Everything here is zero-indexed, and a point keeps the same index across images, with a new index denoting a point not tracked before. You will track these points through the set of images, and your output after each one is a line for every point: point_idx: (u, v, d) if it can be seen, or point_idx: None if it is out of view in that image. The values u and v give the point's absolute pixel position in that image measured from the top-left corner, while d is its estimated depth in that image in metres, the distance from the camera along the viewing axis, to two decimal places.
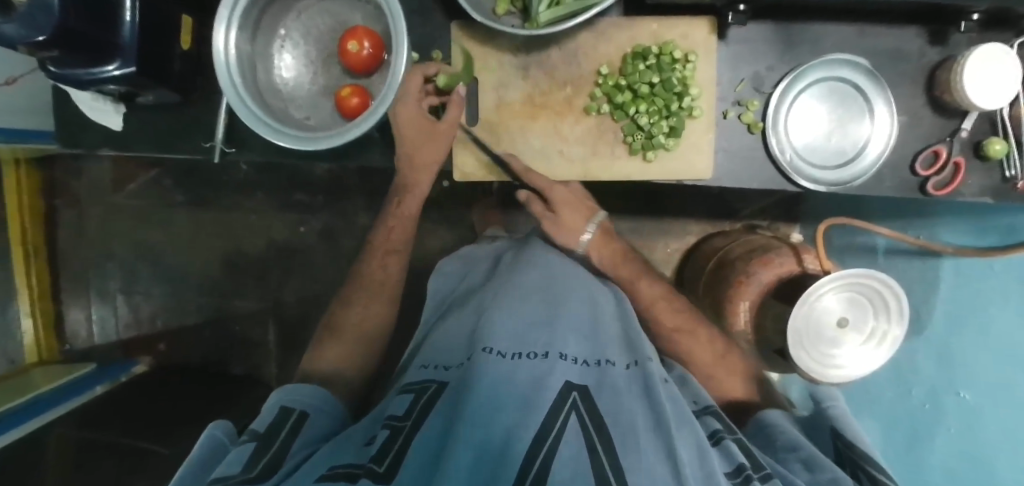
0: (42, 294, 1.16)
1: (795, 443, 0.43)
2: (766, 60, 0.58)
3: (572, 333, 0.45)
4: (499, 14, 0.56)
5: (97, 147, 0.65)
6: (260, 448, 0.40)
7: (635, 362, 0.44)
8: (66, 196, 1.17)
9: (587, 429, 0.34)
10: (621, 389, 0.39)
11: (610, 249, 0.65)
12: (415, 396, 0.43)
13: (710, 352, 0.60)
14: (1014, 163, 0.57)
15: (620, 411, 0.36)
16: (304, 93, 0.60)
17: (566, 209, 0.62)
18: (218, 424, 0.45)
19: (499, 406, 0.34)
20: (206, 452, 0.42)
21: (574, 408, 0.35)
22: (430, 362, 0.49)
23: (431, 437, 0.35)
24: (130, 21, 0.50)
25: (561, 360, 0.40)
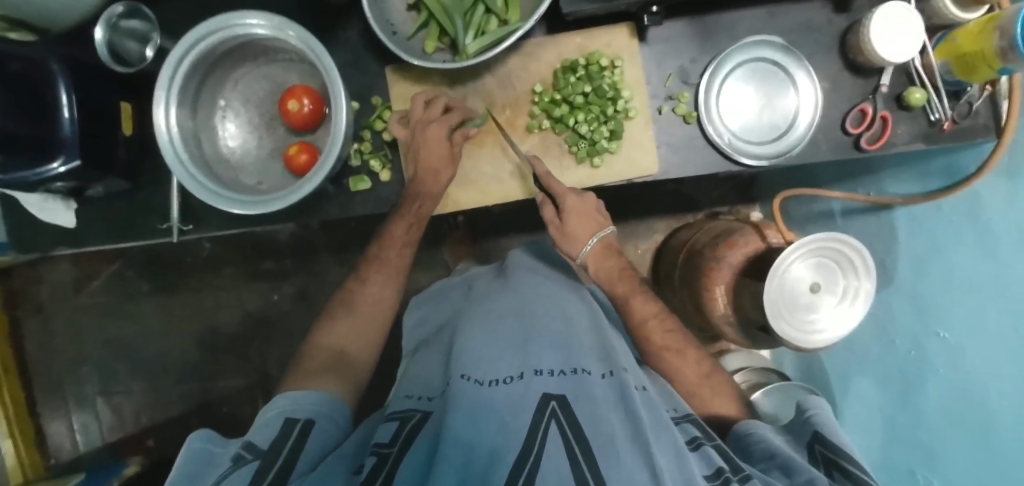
0: (19, 411, 1.12)
1: (770, 449, 0.43)
2: (689, 53, 0.61)
3: (546, 348, 0.46)
4: (429, 52, 0.58)
5: (52, 248, 0.64)
6: (264, 468, 0.39)
7: (611, 372, 0.44)
8: (29, 306, 1.14)
9: (567, 437, 0.34)
10: (598, 396, 0.40)
11: (614, 265, 0.62)
12: (399, 423, 0.43)
13: (657, 339, 0.59)
14: (936, 107, 0.61)
15: (598, 419, 0.36)
16: (252, 158, 0.61)
17: (576, 217, 0.60)
18: (202, 434, 0.44)
19: (477, 430, 0.35)
20: (196, 464, 0.41)
21: (553, 418, 0.36)
22: (413, 393, 0.49)
23: (415, 466, 0.36)
24: (69, 116, 0.51)
25: (537, 376, 0.41)
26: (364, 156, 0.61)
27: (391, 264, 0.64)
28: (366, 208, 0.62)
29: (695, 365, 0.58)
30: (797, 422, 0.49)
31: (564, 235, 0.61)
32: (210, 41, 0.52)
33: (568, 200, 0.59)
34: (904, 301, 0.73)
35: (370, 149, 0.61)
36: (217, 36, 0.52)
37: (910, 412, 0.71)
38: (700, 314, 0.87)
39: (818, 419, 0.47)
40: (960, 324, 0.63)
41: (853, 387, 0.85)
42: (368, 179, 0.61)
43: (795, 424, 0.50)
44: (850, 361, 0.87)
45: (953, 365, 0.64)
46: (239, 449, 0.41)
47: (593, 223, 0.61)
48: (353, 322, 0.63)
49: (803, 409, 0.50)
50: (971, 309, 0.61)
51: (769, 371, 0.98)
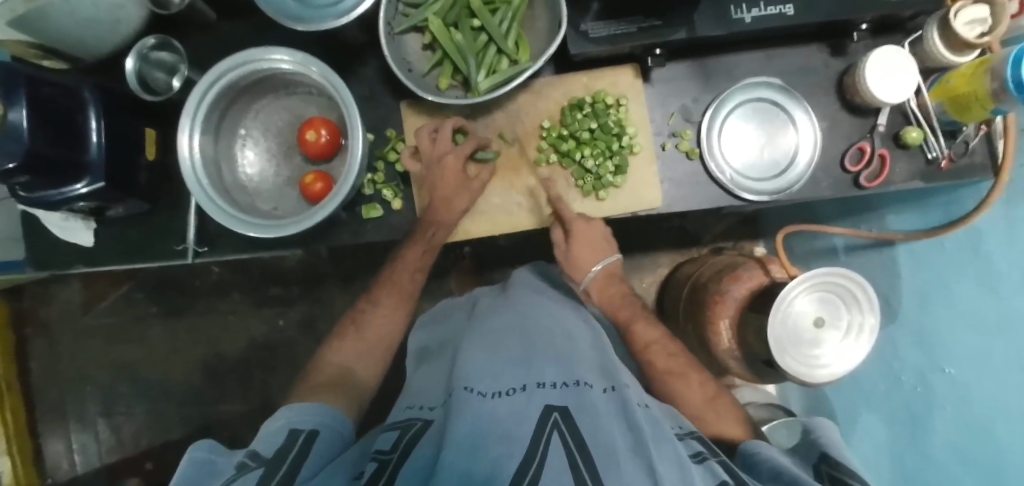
0: (19, 430, 1.12)
1: (775, 467, 0.42)
2: (691, 93, 0.63)
3: (549, 363, 0.47)
4: (442, 89, 0.60)
5: (69, 265, 0.66)
6: (271, 473, 0.37)
7: (612, 387, 0.45)
8: (38, 325, 1.15)
9: (569, 448, 0.35)
10: (599, 409, 0.40)
11: (617, 290, 0.67)
12: (401, 431, 0.43)
13: (661, 363, 0.60)
14: (934, 146, 0.63)
15: (599, 431, 0.37)
16: (269, 185, 0.63)
17: (580, 245, 0.63)
18: (204, 444, 0.43)
19: (480, 437, 0.35)
20: (195, 473, 0.39)
21: (555, 428, 0.37)
22: (414, 403, 0.49)
23: (417, 468, 0.36)
24: (96, 141, 0.54)
25: (539, 389, 0.42)
26: (377, 186, 0.63)
27: (397, 291, 0.66)
28: (377, 235, 0.64)
29: (700, 389, 0.58)
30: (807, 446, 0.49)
31: (569, 259, 0.65)
32: (235, 74, 0.55)
33: (577, 227, 0.62)
34: (908, 338, 0.73)
35: (382, 180, 0.63)
36: (243, 69, 0.55)
37: (920, 449, 0.70)
38: (705, 348, 0.87)
39: (829, 442, 0.47)
40: (964, 357, 0.63)
41: (862, 423, 0.83)
42: (379, 208, 0.63)
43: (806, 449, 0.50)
44: (855, 395, 0.87)
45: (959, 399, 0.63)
46: (243, 457, 0.40)
47: (598, 251, 0.64)
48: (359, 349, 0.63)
49: (813, 432, 0.49)
50: (973, 341, 0.61)
51: (775, 408, 0.97)
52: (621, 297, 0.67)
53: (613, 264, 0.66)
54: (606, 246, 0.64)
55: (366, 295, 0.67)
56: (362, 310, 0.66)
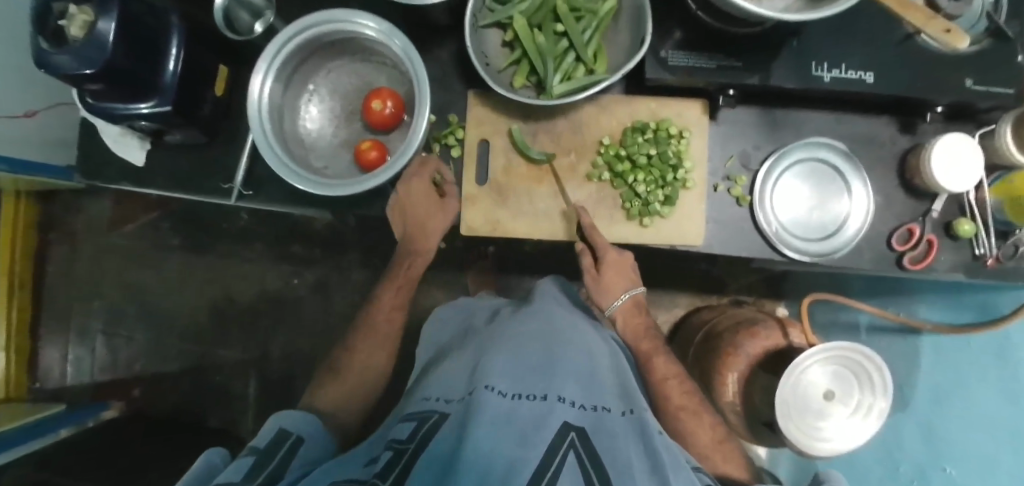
0: (21, 329, 1.13)
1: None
2: (753, 140, 0.63)
3: (570, 377, 0.46)
4: (516, 86, 0.61)
5: (115, 181, 0.67)
6: (258, 465, 0.41)
7: (631, 411, 0.47)
8: (62, 231, 1.17)
9: (586, 469, 0.37)
10: (617, 433, 0.42)
11: (639, 321, 0.65)
12: (417, 423, 0.43)
13: (676, 398, 0.60)
14: (983, 242, 0.61)
15: (615, 453, 0.39)
16: (325, 143, 0.64)
17: (612, 273, 0.63)
18: (214, 451, 0.43)
19: (500, 437, 0.36)
20: (204, 473, 0.40)
21: (572, 446, 0.38)
22: (433, 395, 0.48)
23: (434, 458, 0.36)
24: (172, 68, 0.55)
25: (560, 403, 0.42)
26: (428, 167, 0.64)
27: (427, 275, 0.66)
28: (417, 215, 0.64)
29: (710, 430, 0.59)
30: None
31: (597, 287, 0.64)
32: (316, 31, 0.56)
33: (608, 256, 0.61)
34: (915, 430, 0.72)
35: (435, 162, 0.64)
36: (327, 27, 0.56)
37: None
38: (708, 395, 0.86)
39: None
40: (966, 460, 0.63)
41: None
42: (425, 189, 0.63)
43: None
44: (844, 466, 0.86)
45: None
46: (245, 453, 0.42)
47: (626, 279, 0.64)
48: None
49: None
50: (984, 446, 0.60)
51: None
52: (644, 329, 0.65)
53: (636, 296, 0.66)
54: (632, 280, 0.64)
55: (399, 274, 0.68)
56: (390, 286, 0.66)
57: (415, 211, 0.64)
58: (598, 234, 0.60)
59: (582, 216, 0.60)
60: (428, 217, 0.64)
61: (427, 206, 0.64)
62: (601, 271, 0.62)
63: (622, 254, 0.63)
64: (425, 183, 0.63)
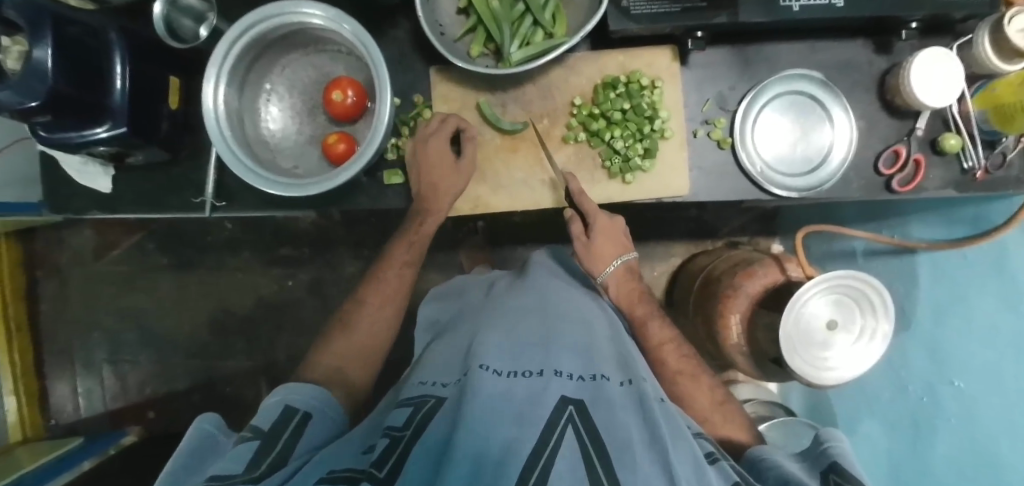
0: (26, 370, 1.13)
1: (785, 476, 0.42)
2: (728, 80, 0.62)
3: (565, 351, 0.48)
4: (473, 56, 0.59)
5: (85, 211, 0.65)
6: (264, 449, 0.40)
7: (629, 381, 0.46)
8: (49, 267, 1.16)
9: (585, 442, 0.35)
10: (615, 403, 0.41)
11: (633, 287, 0.65)
12: (413, 409, 0.44)
13: (672, 362, 0.61)
14: (970, 155, 0.60)
15: (614, 426, 0.38)
16: (291, 143, 0.62)
17: (602, 237, 0.62)
18: (208, 418, 0.46)
19: (495, 415, 0.36)
20: (197, 447, 0.42)
21: (570, 421, 0.37)
22: (428, 379, 0.51)
23: (429, 445, 0.36)
24: (120, 86, 0.52)
25: (556, 377, 0.43)
26: (400, 152, 0.63)
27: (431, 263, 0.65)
28: (397, 202, 0.63)
29: (710, 392, 0.59)
30: (812, 452, 0.49)
31: (588, 253, 0.63)
32: (262, 28, 0.54)
33: (598, 220, 0.61)
34: (921, 348, 0.72)
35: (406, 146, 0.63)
36: (272, 21, 0.53)
37: (917, 458, 0.70)
38: (712, 341, 0.87)
39: (835, 453, 0.46)
40: (976, 375, 0.62)
41: (862, 427, 0.83)
42: (400, 175, 0.62)
43: (810, 456, 0.49)
44: (859, 401, 0.86)
45: (966, 414, 0.63)
46: (242, 431, 0.43)
47: (617, 245, 0.63)
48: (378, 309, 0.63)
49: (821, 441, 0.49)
50: (991, 361, 0.59)
51: (775, 405, 0.98)
52: (637, 296, 0.64)
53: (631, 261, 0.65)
54: (627, 243, 0.64)
55: (392, 261, 0.67)
56: (390, 278, 0.66)
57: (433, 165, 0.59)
58: (584, 195, 0.59)
59: (569, 181, 0.59)
60: (441, 176, 0.59)
61: (445, 165, 0.59)
62: (592, 236, 0.62)
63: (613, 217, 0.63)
64: (444, 146, 0.59)
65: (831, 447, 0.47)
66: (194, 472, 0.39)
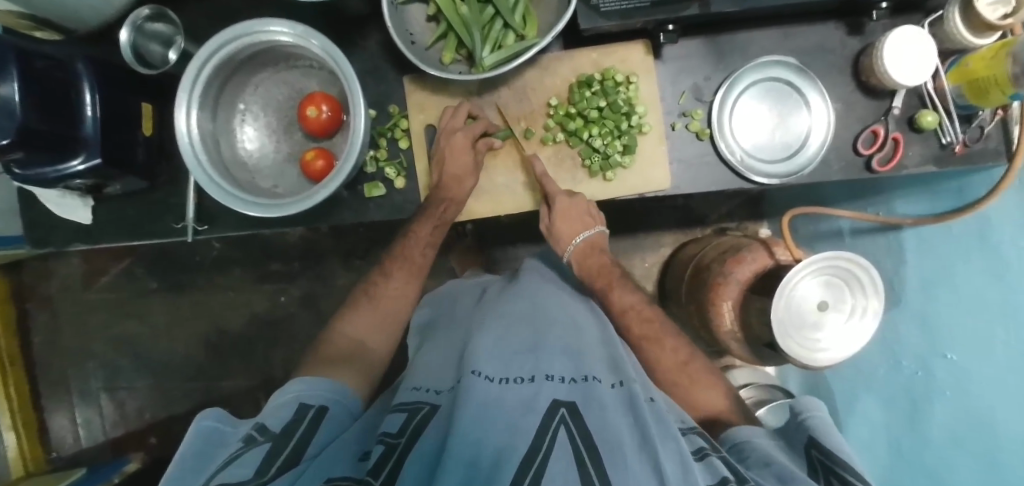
0: (23, 404, 1.13)
1: (767, 457, 0.42)
2: (703, 71, 0.61)
3: (556, 356, 0.49)
4: (445, 63, 0.59)
5: (67, 244, 0.65)
6: (275, 451, 0.39)
7: (620, 382, 0.47)
8: (39, 299, 1.15)
9: (575, 442, 0.37)
10: (607, 404, 0.42)
11: (597, 260, 0.65)
12: (407, 415, 0.44)
13: (637, 328, 0.61)
14: (948, 130, 0.61)
15: (607, 427, 0.39)
16: (269, 162, 0.62)
17: (563, 217, 0.61)
18: (212, 413, 0.44)
19: (487, 422, 0.38)
20: (204, 442, 0.41)
21: (562, 423, 0.38)
22: (421, 385, 0.51)
23: (426, 451, 0.37)
24: (91, 115, 0.52)
25: (547, 382, 0.44)
26: (379, 164, 0.62)
27: (417, 273, 0.66)
28: (380, 214, 0.63)
29: (673, 354, 0.58)
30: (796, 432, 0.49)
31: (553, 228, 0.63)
32: (233, 46, 0.53)
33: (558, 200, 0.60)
34: (913, 323, 0.72)
35: (385, 157, 0.62)
36: (242, 41, 0.53)
37: (915, 434, 0.71)
38: (706, 329, 0.87)
39: (812, 424, 0.48)
40: (969, 347, 0.62)
41: (859, 406, 0.84)
42: (382, 186, 0.62)
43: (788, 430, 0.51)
44: (855, 379, 0.86)
45: (960, 385, 0.64)
46: (251, 429, 0.42)
47: (582, 222, 0.62)
48: (377, 323, 0.63)
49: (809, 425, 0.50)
50: (982, 330, 0.60)
51: (773, 387, 0.99)
52: (602, 268, 0.65)
53: (597, 236, 0.64)
54: (591, 220, 0.63)
55: (379, 272, 0.66)
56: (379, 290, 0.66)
57: (452, 164, 0.59)
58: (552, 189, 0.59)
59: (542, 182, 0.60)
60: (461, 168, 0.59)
61: (463, 156, 0.59)
62: (553, 219, 0.62)
63: (574, 196, 0.61)
64: (466, 140, 0.59)
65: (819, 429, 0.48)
66: (200, 470, 0.38)
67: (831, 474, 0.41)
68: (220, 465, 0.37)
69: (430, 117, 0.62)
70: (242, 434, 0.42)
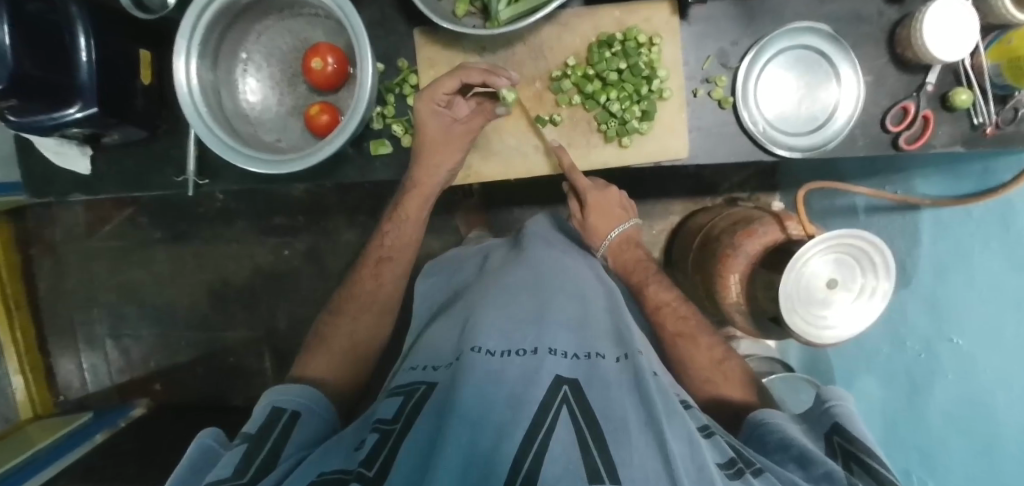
0: (30, 348, 1.14)
1: (785, 441, 0.44)
2: (730, 36, 0.58)
3: (560, 330, 0.49)
4: (459, 16, 0.56)
5: (67, 194, 0.63)
6: (250, 454, 0.40)
7: (625, 355, 0.48)
8: (42, 246, 1.15)
9: (577, 421, 0.37)
10: (610, 381, 0.43)
11: (631, 256, 0.70)
12: (404, 398, 0.45)
13: (671, 325, 0.64)
14: (981, 110, 0.57)
15: (609, 405, 0.39)
16: (272, 115, 0.59)
17: (596, 213, 0.68)
18: (209, 432, 0.45)
19: (487, 403, 0.38)
20: (199, 459, 0.41)
21: (564, 400, 0.39)
22: (419, 364, 0.52)
23: (422, 438, 0.37)
24: (86, 60, 0.49)
25: (550, 355, 0.44)
26: (386, 121, 0.60)
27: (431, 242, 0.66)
28: (386, 174, 0.61)
29: (708, 352, 0.61)
30: (815, 411, 0.50)
31: (587, 227, 0.70)
32: None
33: (589, 195, 0.67)
34: (920, 306, 0.72)
35: (392, 114, 0.60)
36: None
37: (912, 414, 0.73)
38: (712, 300, 0.87)
39: (838, 411, 0.48)
40: (980, 334, 0.63)
41: (856, 384, 0.85)
42: (388, 144, 0.60)
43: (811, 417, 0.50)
44: (854, 357, 0.86)
45: (962, 371, 0.65)
46: (236, 440, 0.43)
47: (613, 216, 0.69)
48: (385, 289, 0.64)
49: (823, 399, 0.50)
50: (996, 318, 0.60)
51: (774, 361, 1.00)
52: (636, 263, 0.69)
53: (631, 229, 0.70)
54: (621, 212, 0.69)
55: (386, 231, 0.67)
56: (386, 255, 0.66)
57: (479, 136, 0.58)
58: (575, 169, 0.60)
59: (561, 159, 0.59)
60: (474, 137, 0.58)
61: None
62: (586, 212, 0.68)
63: (605, 189, 0.68)
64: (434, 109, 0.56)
65: (834, 407, 0.48)
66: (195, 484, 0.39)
67: (847, 452, 0.43)
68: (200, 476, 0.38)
69: (440, 69, 0.59)
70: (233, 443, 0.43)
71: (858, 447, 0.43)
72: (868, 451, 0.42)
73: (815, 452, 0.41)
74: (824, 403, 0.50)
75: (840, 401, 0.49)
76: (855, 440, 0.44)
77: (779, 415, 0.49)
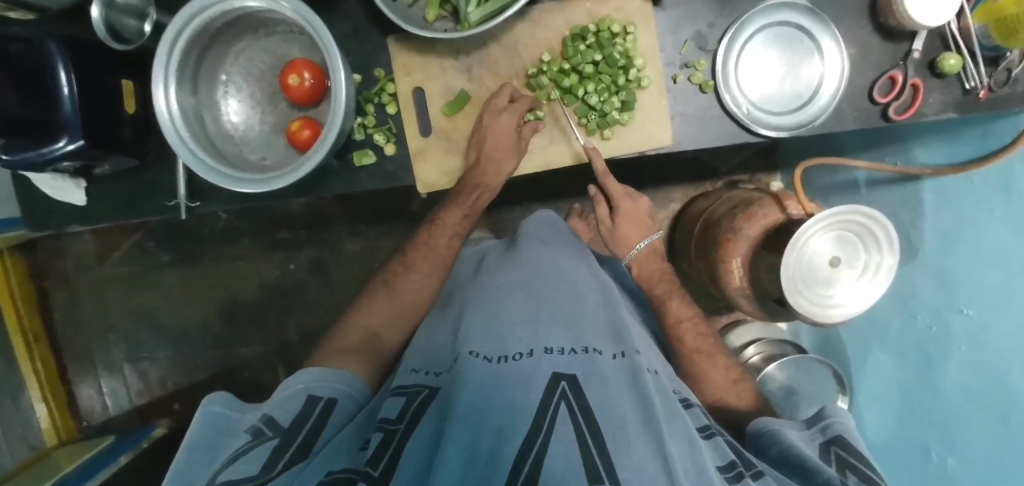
0: (51, 377, 1.16)
1: (786, 452, 0.45)
2: (706, 18, 0.57)
3: (557, 327, 0.48)
4: (429, 20, 0.56)
5: (66, 226, 0.65)
6: (282, 447, 0.40)
7: (622, 353, 0.48)
8: (55, 276, 1.18)
9: (576, 419, 0.36)
10: (608, 378, 0.43)
11: (656, 268, 0.71)
12: (407, 399, 0.45)
13: (689, 341, 0.65)
14: (972, 74, 0.55)
15: (607, 402, 0.39)
16: (256, 134, 0.60)
17: (626, 220, 0.71)
18: (217, 397, 0.46)
19: (484, 403, 0.37)
20: (209, 428, 0.43)
21: (563, 397, 0.38)
22: (419, 367, 0.52)
23: (422, 441, 0.37)
24: (68, 93, 0.50)
25: (546, 354, 0.44)
26: (368, 131, 0.60)
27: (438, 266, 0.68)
28: (372, 183, 0.61)
29: (725, 371, 0.63)
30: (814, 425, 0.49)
31: (614, 234, 0.72)
32: (207, 15, 0.51)
33: (622, 203, 0.71)
34: (927, 279, 0.70)
35: (373, 124, 0.60)
36: (213, 10, 0.51)
37: (927, 391, 0.71)
38: (716, 286, 0.86)
39: (839, 428, 0.47)
40: (989, 303, 0.60)
41: (871, 361, 0.83)
42: (372, 154, 0.60)
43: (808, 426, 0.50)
44: (865, 334, 0.84)
45: (974, 342, 0.63)
46: (258, 422, 0.43)
47: (642, 226, 0.71)
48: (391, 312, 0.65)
49: (822, 414, 0.49)
50: (1002, 288, 0.59)
51: (785, 343, 0.97)
52: (661, 274, 0.70)
53: (659, 241, 0.72)
54: (651, 224, 0.72)
55: None
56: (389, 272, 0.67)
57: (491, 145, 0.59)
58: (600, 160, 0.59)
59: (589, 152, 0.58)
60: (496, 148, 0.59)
61: (505, 138, 0.58)
62: (615, 217, 0.71)
63: (638, 199, 0.72)
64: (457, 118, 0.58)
65: (835, 423, 0.47)
66: (207, 462, 0.40)
67: (850, 465, 0.43)
68: (226, 461, 0.38)
69: (417, 76, 0.60)
70: (249, 426, 0.44)
71: (858, 460, 0.43)
72: (868, 465, 0.42)
73: (814, 461, 0.42)
74: (824, 419, 0.48)
75: (839, 416, 0.48)
76: (856, 453, 0.44)
77: (780, 424, 0.50)
